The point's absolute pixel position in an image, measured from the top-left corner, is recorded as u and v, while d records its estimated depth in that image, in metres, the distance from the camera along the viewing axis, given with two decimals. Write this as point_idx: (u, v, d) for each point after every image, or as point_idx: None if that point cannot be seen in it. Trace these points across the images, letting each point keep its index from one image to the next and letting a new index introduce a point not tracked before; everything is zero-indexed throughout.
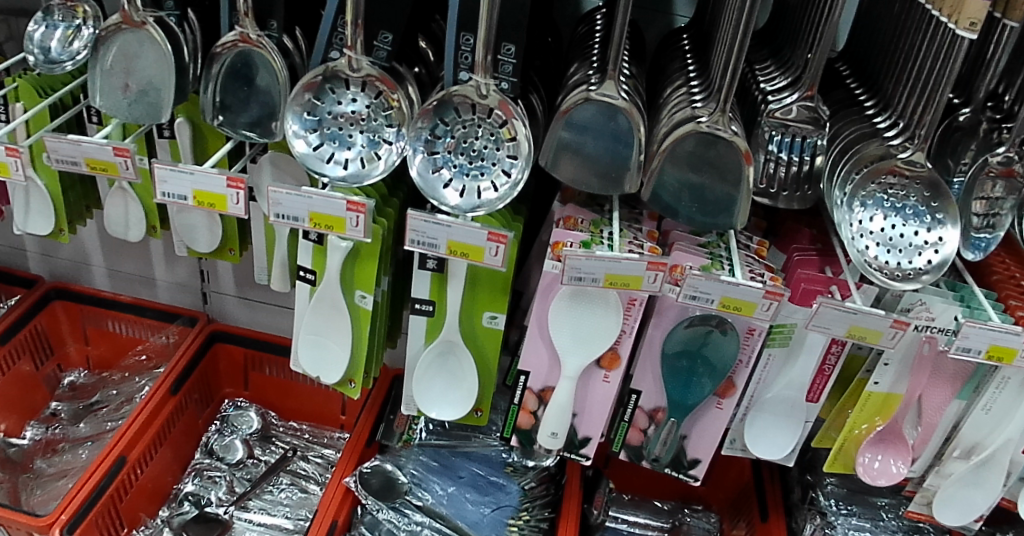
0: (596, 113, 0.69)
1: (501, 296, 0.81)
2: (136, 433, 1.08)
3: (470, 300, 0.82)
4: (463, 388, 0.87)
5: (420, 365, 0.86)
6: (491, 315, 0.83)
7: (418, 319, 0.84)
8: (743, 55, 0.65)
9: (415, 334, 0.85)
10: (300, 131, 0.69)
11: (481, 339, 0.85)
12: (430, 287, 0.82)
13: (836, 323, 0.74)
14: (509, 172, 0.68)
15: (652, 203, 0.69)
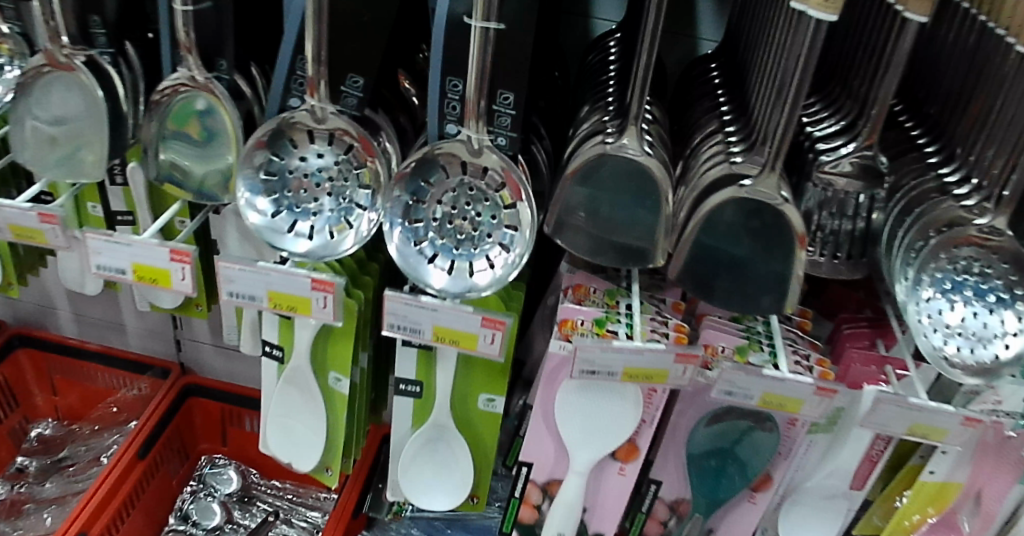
0: (619, 171, 0.57)
1: (498, 377, 0.70)
2: (99, 504, 0.96)
3: (464, 380, 0.71)
4: (456, 479, 0.75)
5: (407, 452, 0.75)
6: (488, 396, 0.71)
7: (404, 400, 0.73)
8: (798, 107, 0.51)
9: (402, 415, 0.74)
10: (255, 198, 0.58)
11: (478, 422, 0.73)
12: (417, 365, 0.71)
13: (895, 420, 0.63)
14: (507, 246, 0.56)
15: (683, 281, 0.57)
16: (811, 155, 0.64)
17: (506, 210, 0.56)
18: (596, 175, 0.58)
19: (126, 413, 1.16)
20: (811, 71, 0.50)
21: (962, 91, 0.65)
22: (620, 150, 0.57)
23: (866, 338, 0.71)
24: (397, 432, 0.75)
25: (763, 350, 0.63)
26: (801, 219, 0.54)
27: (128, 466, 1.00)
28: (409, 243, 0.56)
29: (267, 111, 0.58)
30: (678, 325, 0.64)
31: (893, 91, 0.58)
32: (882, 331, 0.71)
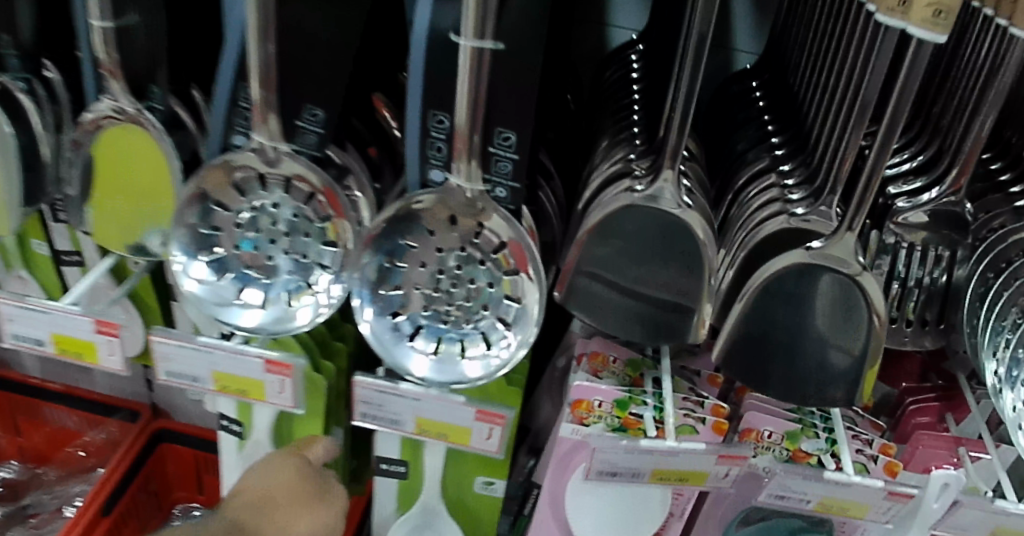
0: (646, 224, 0.46)
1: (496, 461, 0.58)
2: None
3: (456, 459, 0.59)
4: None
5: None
6: (486, 479, 0.59)
7: (387, 479, 0.61)
8: (888, 156, 0.40)
9: (384, 497, 0.62)
10: (193, 261, 0.47)
11: (474, 509, 0.62)
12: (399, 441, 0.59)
13: (975, 525, 0.51)
14: (507, 320, 0.45)
15: (730, 366, 0.45)
16: (880, 199, 0.54)
17: (506, 277, 0.44)
18: (615, 233, 0.46)
19: (94, 458, 1.05)
20: (908, 108, 0.38)
21: None
22: (652, 201, 0.46)
23: (932, 415, 0.58)
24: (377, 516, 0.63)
25: (819, 438, 0.52)
26: (883, 291, 0.43)
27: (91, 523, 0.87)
28: (385, 318, 0.45)
29: (207, 152, 0.47)
30: (715, 408, 0.52)
31: (990, 127, 0.46)
32: (954, 405, 0.58)
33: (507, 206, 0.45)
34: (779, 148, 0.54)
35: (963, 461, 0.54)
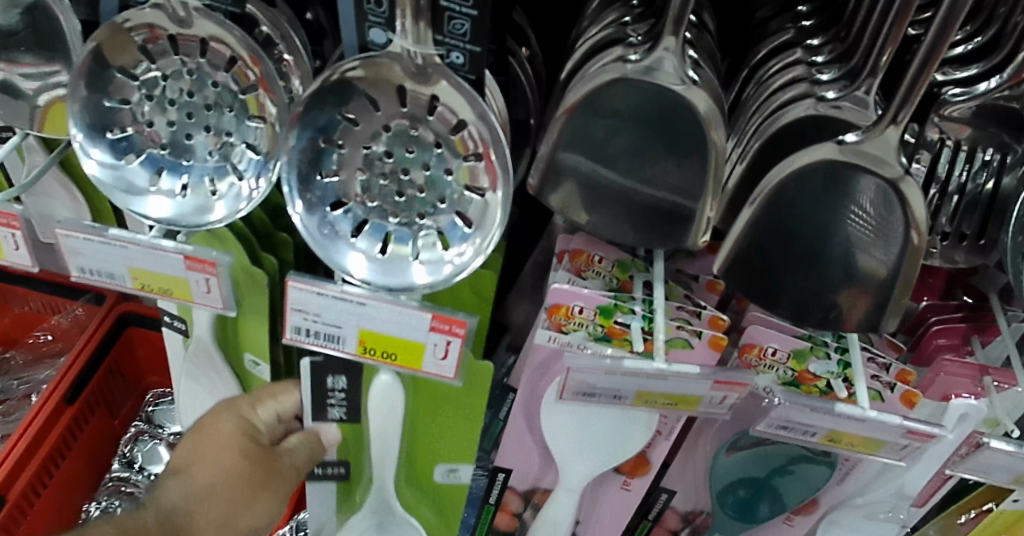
0: (639, 103, 0.39)
1: (466, 447, 0.51)
2: (18, 459, 0.78)
3: (409, 466, 0.54)
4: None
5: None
6: (443, 475, 0.53)
7: (325, 484, 0.56)
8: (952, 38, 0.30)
9: (326, 504, 0.57)
10: (93, 137, 0.39)
11: (435, 505, 0.55)
12: (345, 445, 0.53)
13: (1000, 470, 0.47)
14: (466, 217, 0.37)
15: (739, 272, 0.39)
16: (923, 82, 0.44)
17: (465, 164, 0.36)
18: (600, 113, 0.39)
19: (61, 343, 0.98)
20: None
21: None
22: (649, 74, 0.38)
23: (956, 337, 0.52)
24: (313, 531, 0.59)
25: (829, 362, 0.46)
26: (927, 201, 0.35)
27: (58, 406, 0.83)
28: (320, 213, 0.38)
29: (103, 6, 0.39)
30: (713, 319, 0.46)
31: None
32: (982, 327, 0.52)
33: (467, 77, 0.37)
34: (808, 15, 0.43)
35: (988, 391, 0.49)
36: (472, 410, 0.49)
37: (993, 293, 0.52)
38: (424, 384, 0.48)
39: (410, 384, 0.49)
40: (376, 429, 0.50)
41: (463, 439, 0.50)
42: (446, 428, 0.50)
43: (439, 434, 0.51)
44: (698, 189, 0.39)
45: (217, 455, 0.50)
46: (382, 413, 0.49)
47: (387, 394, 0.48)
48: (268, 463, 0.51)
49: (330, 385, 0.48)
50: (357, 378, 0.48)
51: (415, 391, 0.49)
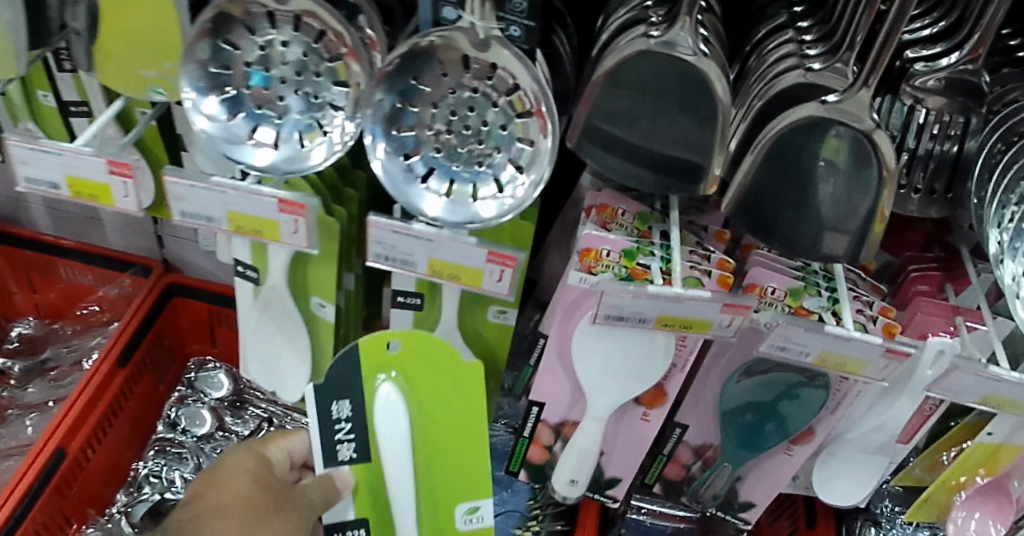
0: (659, 72, 0.46)
1: (475, 478, 0.54)
2: (78, 417, 0.86)
3: (431, 517, 0.56)
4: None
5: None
6: (469, 519, 0.56)
7: None
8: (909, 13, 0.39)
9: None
10: (203, 98, 0.46)
11: None
12: (364, 502, 0.55)
13: (968, 389, 0.52)
14: (518, 164, 0.45)
15: (741, 215, 0.46)
16: (896, 63, 0.52)
17: (518, 119, 0.44)
18: (627, 81, 0.47)
19: (109, 312, 1.07)
20: None
21: None
22: (670, 47, 0.46)
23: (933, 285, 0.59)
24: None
25: (820, 298, 0.53)
26: (895, 149, 0.44)
27: (109, 374, 0.89)
28: (398, 159, 0.45)
29: None
30: (721, 262, 0.53)
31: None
32: (954, 276, 0.59)
33: (523, 48, 0.45)
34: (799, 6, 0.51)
35: (960, 329, 0.56)
36: (476, 430, 0.53)
37: (965, 248, 0.60)
38: (423, 414, 0.53)
39: (416, 414, 0.53)
40: (395, 476, 0.52)
41: (477, 468, 0.54)
42: (456, 454, 0.54)
43: (452, 468, 0.54)
44: (708, 146, 0.47)
45: (231, 482, 0.58)
46: (393, 449, 0.52)
47: (385, 426, 0.52)
48: (281, 497, 0.57)
49: (336, 414, 0.53)
50: (360, 399, 0.53)
51: (417, 422, 0.53)
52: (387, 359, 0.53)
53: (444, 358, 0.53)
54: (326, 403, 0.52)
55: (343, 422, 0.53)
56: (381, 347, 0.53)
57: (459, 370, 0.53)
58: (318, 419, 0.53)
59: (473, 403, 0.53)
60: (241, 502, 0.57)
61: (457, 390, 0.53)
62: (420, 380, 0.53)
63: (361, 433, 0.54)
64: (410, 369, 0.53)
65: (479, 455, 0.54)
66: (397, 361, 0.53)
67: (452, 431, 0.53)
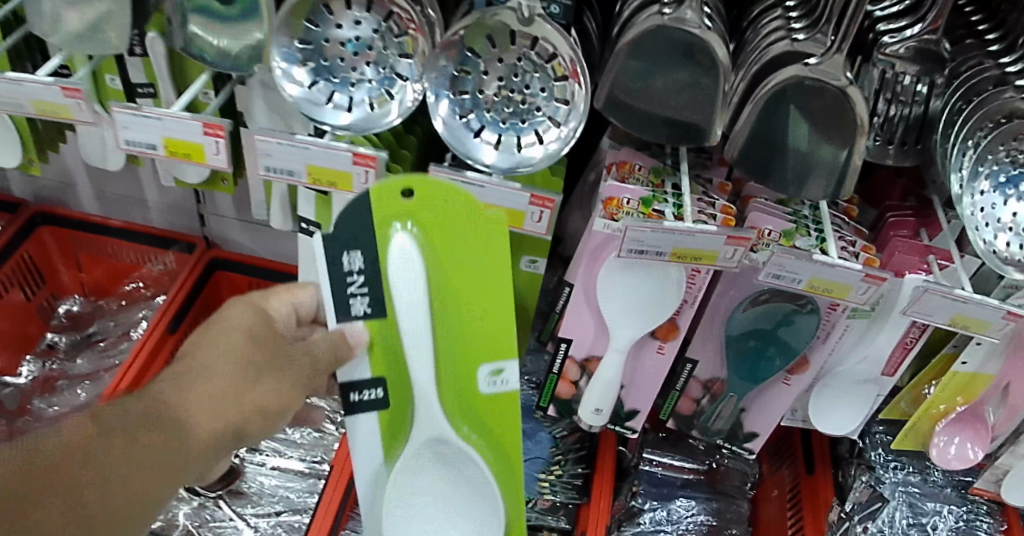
0: (671, 44, 0.55)
1: (499, 335, 0.57)
2: (133, 381, 0.94)
3: (450, 370, 0.59)
4: (471, 514, 0.64)
5: (412, 489, 0.62)
6: (491, 380, 0.58)
7: (365, 415, 0.58)
8: None
9: (372, 446, 0.59)
10: (290, 68, 0.55)
11: (492, 418, 0.60)
12: (380, 358, 0.57)
13: (939, 311, 0.59)
14: (557, 121, 0.54)
15: (740, 162, 0.55)
16: (871, 36, 0.61)
17: (557, 83, 0.53)
18: (644, 51, 0.56)
19: (153, 287, 1.16)
20: None
21: None
22: (680, 22, 0.55)
23: (908, 229, 0.67)
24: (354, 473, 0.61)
25: (810, 236, 0.62)
26: (867, 104, 0.53)
27: (160, 342, 0.97)
28: (455, 116, 0.54)
29: None
30: (724, 208, 0.62)
31: None
32: (927, 222, 0.67)
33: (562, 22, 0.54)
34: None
35: (932, 267, 0.64)
36: (494, 282, 0.56)
37: (936, 199, 0.67)
38: (442, 264, 0.55)
39: (433, 265, 0.55)
40: (407, 320, 0.56)
41: (498, 321, 0.56)
42: (470, 306, 0.56)
43: (470, 322, 0.57)
44: (712, 107, 0.56)
45: (226, 337, 0.55)
46: (405, 297, 0.56)
47: (404, 272, 0.55)
48: (295, 342, 0.57)
49: (348, 267, 0.54)
50: (372, 254, 0.54)
51: (434, 275, 0.56)
52: (401, 209, 0.54)
53: (456, 202, 0.54)
54: (336, 255, 0.53)
55: (356, 277, 0.54)
56: (396, 199, 0.54)
57: (474, 214, 0.54)
58: (328, 272, 0.54)
59: (490, 249, 0.55)
60: (241, 343, 0.55)
61: (474, 236, 0.55)
62: (435, 227, 0.55)
63: (376, 287, 0.55)
64: (426, 219, 0.55)
65: (500, 306, 0.56)
66: (412, 209, 0.54)
67: (471, 283, 0.56)
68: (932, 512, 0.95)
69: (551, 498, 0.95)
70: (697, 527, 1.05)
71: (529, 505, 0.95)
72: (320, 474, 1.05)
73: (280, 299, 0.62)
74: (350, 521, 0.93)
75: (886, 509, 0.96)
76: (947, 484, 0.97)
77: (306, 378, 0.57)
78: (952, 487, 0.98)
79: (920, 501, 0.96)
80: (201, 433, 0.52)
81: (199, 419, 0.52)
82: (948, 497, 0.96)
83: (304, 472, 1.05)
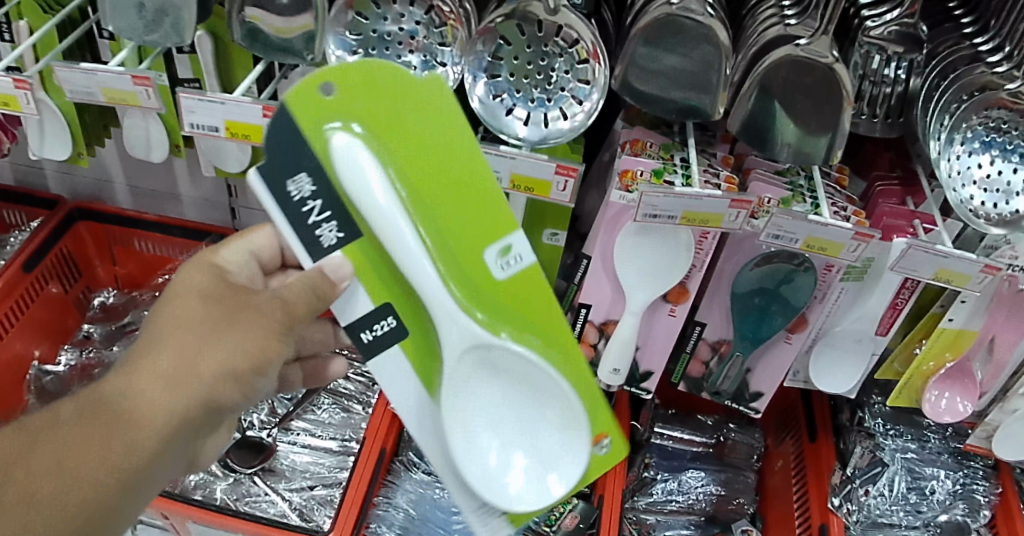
0: (680, 31, 0.62)
1: (490, 209, 0.54)
2: None
3: (451, 262, 0.55)
4: (544, 417, 0.59)
5: (475, 412, 0.58)
6: (501, 262, 0.55)
7: (389, 347, 0.58)
8: None
9: (406, 379, 0.58)
10: (343, 55, 0.61)
11: (524, 306, 0.57)
12: (372, 282, 0.56)
13: (923, 265, 0.66)
14: (581, 100, 0.61)
15: (743, 132, 0.64)
16: (856, 21, 0.68)
17: (580, 65, 0.61)
18: (656, 37, 0.63)
19: None
20: None
21: None
22: (686, 11, 0.62)
23: (895, 197, 0.74)
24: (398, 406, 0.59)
25: (806, 202, 0.68)
26: (852, 80, 0.61)
27: None
28: (490, 96, 0.61)
29: None
30: (728, 179, 0.69)
31: None
32: (911, 190, 0.74)
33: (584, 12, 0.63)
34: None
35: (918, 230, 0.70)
36: (458, 155, 0.54)
37: (919, 171, 0.73)
38: (387, 151, 0.53)
39: (383, 157, 0.53)
40: (382, 223, 0.53)
41: (471, 190, 0.54)
42: (435, 176, 0.54)
43: (445, 201, 0.54)
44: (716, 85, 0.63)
45: (179, 303, 0.55)
46: (368, 202, 0.52)
47: (353, 178, 0.52)
48: (257, 294, 0.56)
49: (298, 192, 0.54)
50: (319, 172, 0.53)
51: (397, 165, 0.53)
52: (330, 109, 0.53)
53: (374, 79, 0.53)
54: (281, 185, 0.54)
55: (311, 198, 0.54)
56: (320, 106, 0.53)
57: (402, 85, 0.53)
58: (286, 203, 0.54)
59: (435, 114, 0.53)
60: (197, 307, 0.55)
61: (411, 106, 0.53)
62: (377, 119, 0.53)
63: (338, 208, 0.54)
64: (357, 113, 0.53)
65: (469, 174, 0.54)
66: (341, 108, 0.53)
67: (430, 155, 0.54)
68: (930, 476, 1.02)
69: None
70: (707, 496, 1.11)
71: None
72: (350, 451, 1.11)
73: (228, 252, 0.65)
74: (381, 489, 0.99)
75: (886, 472, 1.02)
76: (944, 448, 1.03)
77: (276, 326, 0.55)
78: (948, 451, 1.03)
79: (919, 465, 1.02)
80: (158, 402, 0.51)
81: (150, 389, 0.51)
82: (944, 462, 1.02)
83: (336, 450, 1.11)
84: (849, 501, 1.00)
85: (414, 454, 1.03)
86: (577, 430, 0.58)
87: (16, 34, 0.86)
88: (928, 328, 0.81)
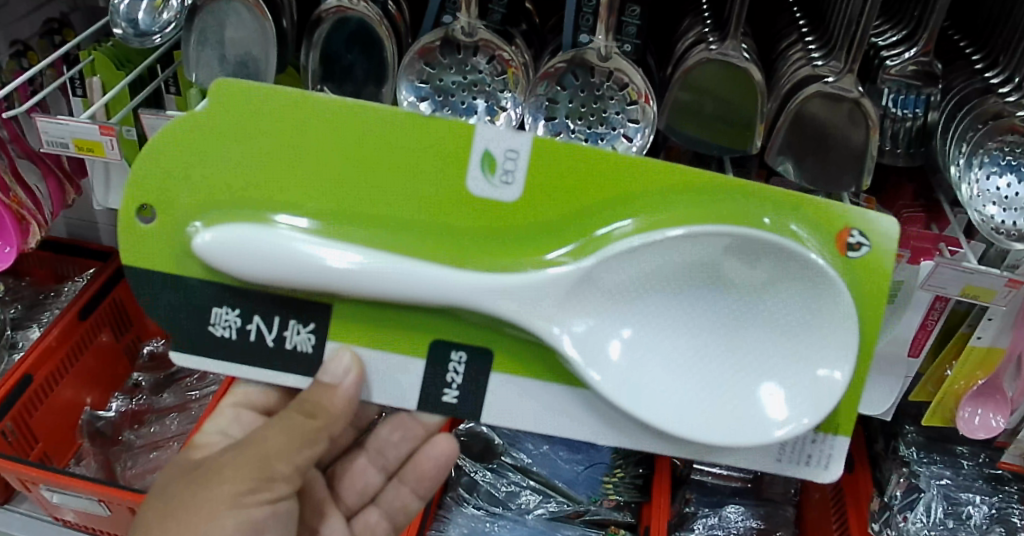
0: (719, 73, 0.69)
1: (396, 136, 0.54)
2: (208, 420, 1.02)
3: (424, 220, 0.55)
4: (750, 289, 0.58)
5: (657, 345, 0.59)
6: (494, 178, 0.54)
7: (474, 362, 0.59)
8: (871, 24, 0.65)
9: (533, 406, 0.59)
10: (414, 100, 0.68)
11: (556, 200, 0.55)
12: (383, 344, 0.59)
13: (952, 282, 0.71)
14: (632, 138, 0.67)
15: (775, 162, 0.69)
16: (877, 61, 0.76)
17: (630, 106, 0.67)
18: (696, 82, 0.69)
19: None
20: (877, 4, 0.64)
21: (1000, 11, 0.76)
22: (721, 56, 0.69)
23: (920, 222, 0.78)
24: (594, 434, 0.60)
25: None
26: (877, 109, 0.67)
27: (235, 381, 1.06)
28: (549, 137, 0.66)
29: (424, 26, 0.71)
30: None
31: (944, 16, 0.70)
32: (936, 216, 0.79)
33: (631, 58, 0.71)
34: (808, 35, 0.76)
35: (941, 252, 0.73)
36: (322, 129, 0.54)
37: (943, 199, 0.78)
38: (254, 181, 0.55)
39: (261, 212, 0.55)
40: (294, 257, 0.54)
41: (370, 143, 0.54)
42: (315, 154, 0.54)
43: (348, 184, 0.55)
44: (751, 122, 0.68)
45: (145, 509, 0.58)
46: (271, 252, 0.54)
47: (233, 252, 0.54)
48: (221, 457, 0.60)
49: (223, 318, 0.59)
50: (224, 296, 0.58)
51: (286, 176, 0.55)
52: (178, 211, 0.56)
53: (182, 142, 0.55)
54: (209, 327, 0.59)
55: (236, 320, 0.59)
56: (167, 232, 0.57)
57: (198, 130, 0.54)
58: (221, 347, 0.60)
59: (256, 120, 0.54)
60: (158, 507, 0.58)
61: (239, 130, 0.54)
62: (222, 176, 0.55)
63: (279, 311, 0.58)
64: (200, 202, 0.56)
65: (357, 134, 0.54)
66: (188, 203, 0.56)
67: (293, 146, 0.54)
68: (966, 502, 1.00)
69: (616, 497, 1.05)
70: (747, 530, 1.12)
71: (595, 504, 1.05)
72: None
73: (217, 424, 0.70)
74: (433, 523, 1.02)
75: (923, 499, 0.99)
76: (979, 475, 1.02)
77: (243, 487, 0.57)
78: (982, 478, 1.02)
79: (955, 491, 1.00)
80: None
81: None
82: (979, 488, 1.01)
83: None
84: (889, 528, 1.00)
85: (463, 490, 1.05)
86: (805, 277, 0.55)
87: (89, 89, 0.91)
88: (958, 348, 0.85)
